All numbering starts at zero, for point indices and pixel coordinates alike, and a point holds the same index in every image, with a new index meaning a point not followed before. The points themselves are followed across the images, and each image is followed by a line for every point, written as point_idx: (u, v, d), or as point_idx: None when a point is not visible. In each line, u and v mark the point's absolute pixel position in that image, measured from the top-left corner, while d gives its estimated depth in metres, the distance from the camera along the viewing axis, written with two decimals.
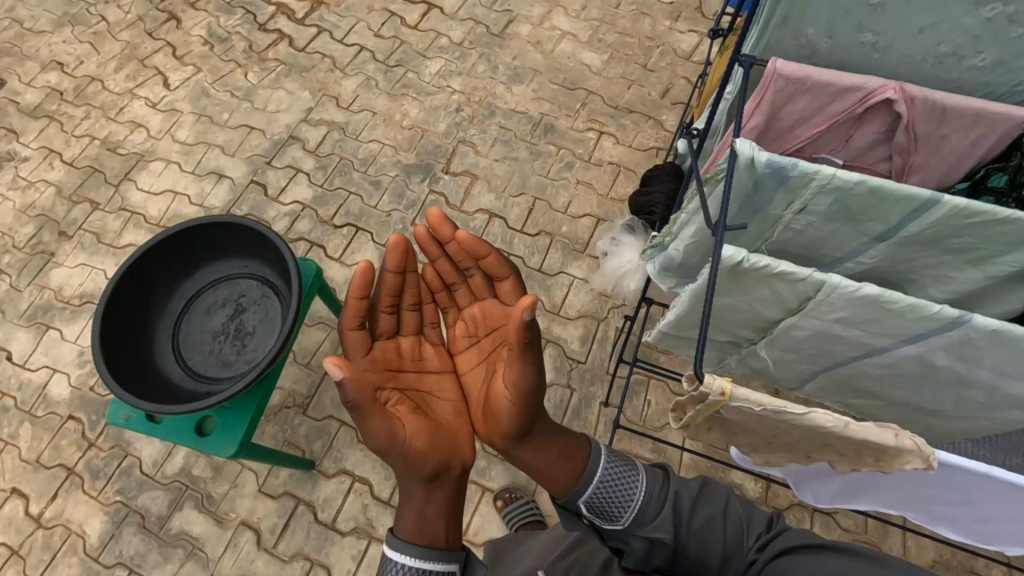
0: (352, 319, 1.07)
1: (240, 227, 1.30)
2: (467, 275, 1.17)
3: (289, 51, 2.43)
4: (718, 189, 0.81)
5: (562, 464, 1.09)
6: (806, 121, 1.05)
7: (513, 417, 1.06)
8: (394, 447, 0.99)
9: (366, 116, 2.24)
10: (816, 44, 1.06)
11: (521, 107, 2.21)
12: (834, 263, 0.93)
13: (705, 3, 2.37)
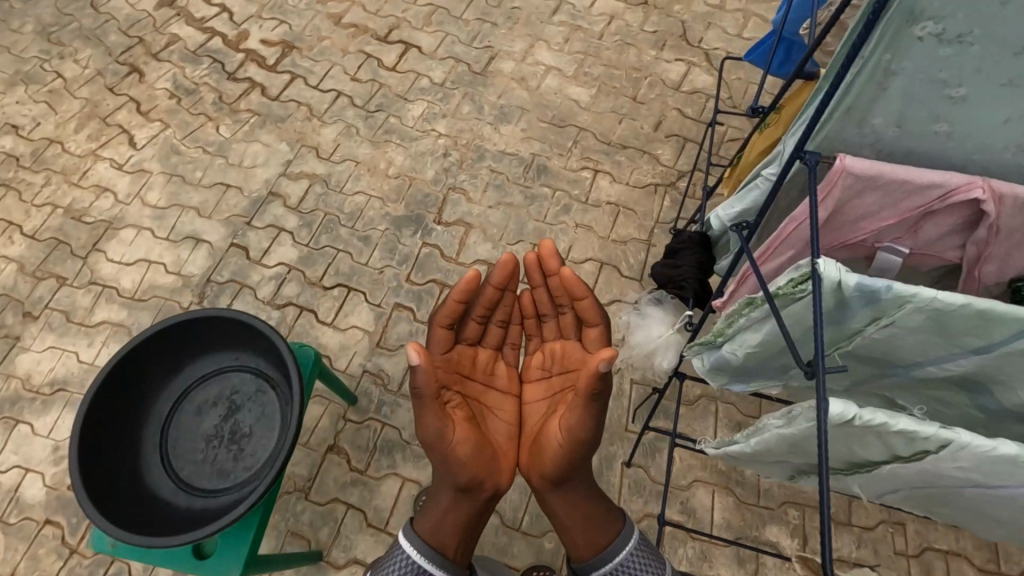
0: (446, 319, 1.25)
1: (234, 318, 1.19)
2: (559, 311, 1.31)
3: (262, 100, 2.32)
4: (801, 310, 0.67)
5: (587, 526, 1.16)
6: (868, 215, 0.88)
7: (557, 462, 1.16)
8: (444, 450, 1.14)
9: (349, 166, 2.14)
10: (881, 134, 0.88)
11: (510, 148, 2.13)
12: (911, 365, 0.74)
13: (689, 30, 2.32)
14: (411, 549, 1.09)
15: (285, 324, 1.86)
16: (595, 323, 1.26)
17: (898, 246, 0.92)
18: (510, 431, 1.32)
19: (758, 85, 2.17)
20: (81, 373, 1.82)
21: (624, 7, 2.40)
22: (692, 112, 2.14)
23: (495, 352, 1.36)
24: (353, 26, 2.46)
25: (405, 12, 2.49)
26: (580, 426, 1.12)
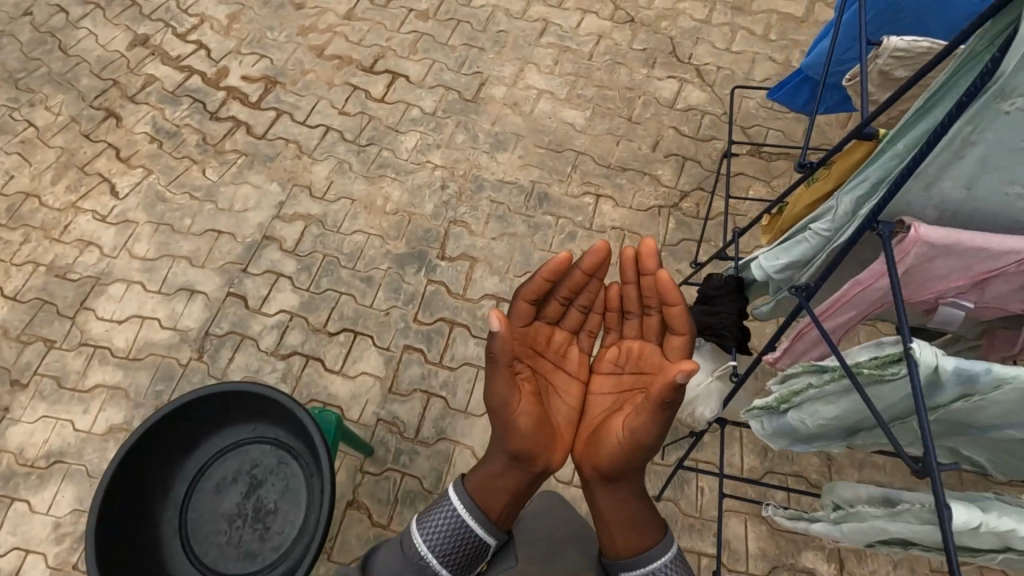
0: (531, 292, 1.17)
1: (255, 391, 1.13)
2: (647, 310, 1.17)
3: (248, 139, 2.25)
4: (886, 385, 0.62)
5: (632, 526, 1.09)
6: (925, 279, 0.67)
7: (616, 460, 1.09)
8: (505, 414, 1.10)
9: (345, 204, 2.09)
10: (951, 199, 0.67)
11: (509, 177, 2.10)
12: (990, 428, 0.66)
13: (678, 46, 2.32)
14: (460, 506, 1.09)
15: (292, 376, 1.80)
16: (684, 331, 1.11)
17: (961, 302, 0.70)
18: (569, 416, 1.23)
19: (751, 98, 2.17)
20: (78, 442, 1.73)
21: (611, 26, 2.39)
22: (688, 130, 2.14)
23: (571, 335, 1.26)
24: (336, 58, 2.41)
25: (389, 40, 2.44)
26: (646, 431, 1.03)
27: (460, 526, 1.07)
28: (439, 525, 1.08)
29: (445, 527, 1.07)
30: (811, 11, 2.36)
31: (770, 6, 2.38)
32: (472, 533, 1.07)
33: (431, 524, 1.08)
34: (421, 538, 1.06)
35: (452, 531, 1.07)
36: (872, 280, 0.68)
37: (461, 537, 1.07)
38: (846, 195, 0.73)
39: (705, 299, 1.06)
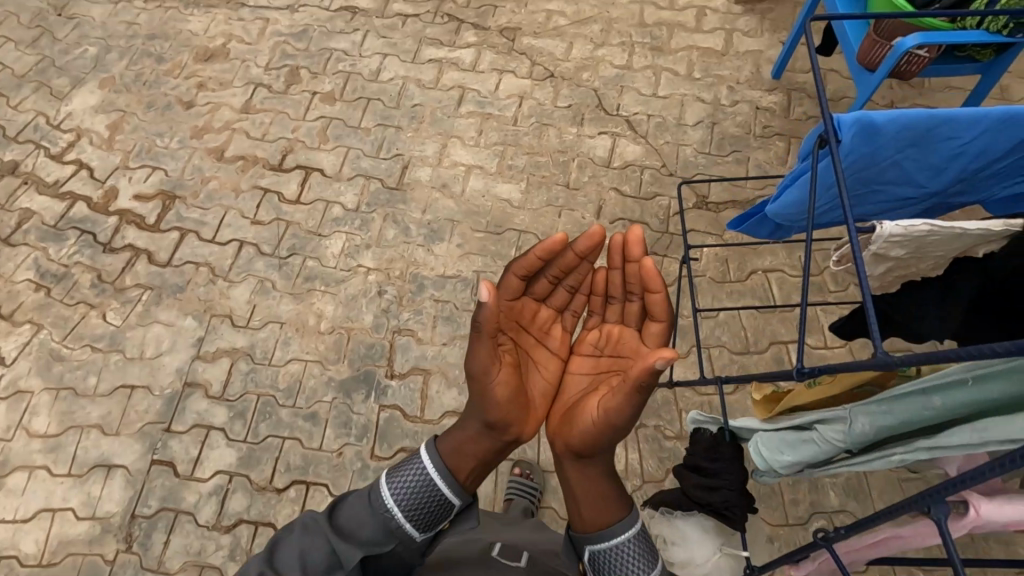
0: (523, 268, 1.11)
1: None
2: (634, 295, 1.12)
3: (151, 269, 2.00)
4: None
5: (599, 507, 1.03)
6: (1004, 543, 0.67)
7: (590, 438, 1.03)
8: (483, 380, 1.06)
9: (273, 329, 1.87)
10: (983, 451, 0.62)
11: (451, 270, 1.93)
12: None
13: (603, 97, 2.21)
14: (432, 463, 1.04)
15: (241, 550, 1.58)
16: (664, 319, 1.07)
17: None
18: (545, 392, 1.17)
19: (686, 145, 2.09)
20: None
21: (531, 85, 2.26)
22: (629, 188, 2.03)
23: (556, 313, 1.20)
24: (239, 159, 2.18)
25: (296, 131, 2.23)
26: (623, 412, 0.98)
27: (430, 481, 1.03)
28: (411, 479, 1.03)
29: (415, 482, 1.02)
30: (729, 43, 2.30)
31: (688, 43, 2.31)
32: (439, 490, 1.03)
33: (404, 477, 1.03)
34: (389, 490, 1.03)
35: (420, 485, 1.02)
36: (917, 536, 0.76)
37: (429, 495, 1.02)
38: (866, 419, 0.71)
39: (696, 468, 0.93)
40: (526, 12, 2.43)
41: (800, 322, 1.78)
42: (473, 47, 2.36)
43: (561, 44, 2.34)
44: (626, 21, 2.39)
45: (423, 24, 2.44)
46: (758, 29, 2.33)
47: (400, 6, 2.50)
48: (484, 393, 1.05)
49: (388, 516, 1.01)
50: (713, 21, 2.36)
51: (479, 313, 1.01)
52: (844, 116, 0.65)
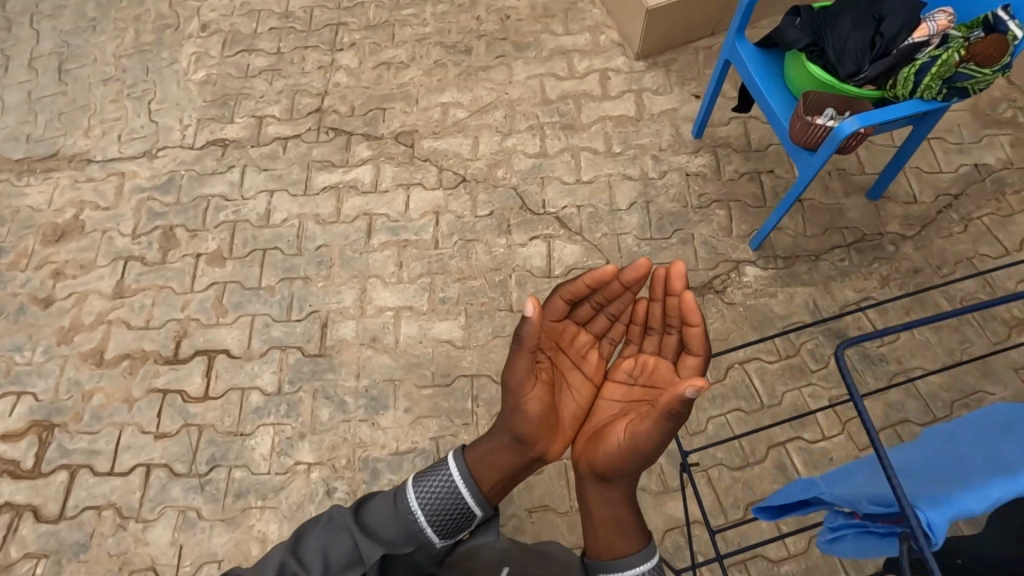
0: (568, 291, 1.20)
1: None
2: (672, 328, 1.20)
3: (40, 529, 1.63)
4: None
5: (615, 530, 1.10)
6: None
7: (613, 463, 1.10)
8: (518, 393, 1.15)
9: (211, 572, 1.56)
10: None
11: (404, 444, 1.68)
12: None
13: (525, 195, 2.01)
14: (457, 473, 1.18)
15: None
16: (700, 353, 1.14)
17: None
18: (577, 411, 1.24)
19: (625, 234, 1.93)
20: None
21: (444, 196, 2.03)
22: None
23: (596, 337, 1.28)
24: (124, 358, 1.84)
25: (186, 307, 1.91)
26: (646, 437, 1.05)
27: (451, 491, 1.16)
28: (435, 486, 1.17)
29: (440, 489, 1.16)
30: (640, 106, 2.16)
31: (599, 114, 2.15)
32: (462, 500, 1.16)
33: (429, 484, 1.17)
34: (415, 495, 1.16)
35: (445, 494, 1.16)
36: None
37: (452, 502, 1.16)
38: None
39: None
40: (419, 110, 2.20)
41: (791, 414, 1.65)
42: (369, 163, 2.11)
43: (466, 141, 2.13)
44: (529, 100, 2.20)
45: (307, 145, 2.16)
46: (666, 85, 2.19)
47: (276, 129, 2.21)
48: (516, 408, 1.15)
49: (412, 517, 1.14)
50: (618, 84, 2.21)
51: (520, 329, 1.11)
52: (933, 513, 0.66)
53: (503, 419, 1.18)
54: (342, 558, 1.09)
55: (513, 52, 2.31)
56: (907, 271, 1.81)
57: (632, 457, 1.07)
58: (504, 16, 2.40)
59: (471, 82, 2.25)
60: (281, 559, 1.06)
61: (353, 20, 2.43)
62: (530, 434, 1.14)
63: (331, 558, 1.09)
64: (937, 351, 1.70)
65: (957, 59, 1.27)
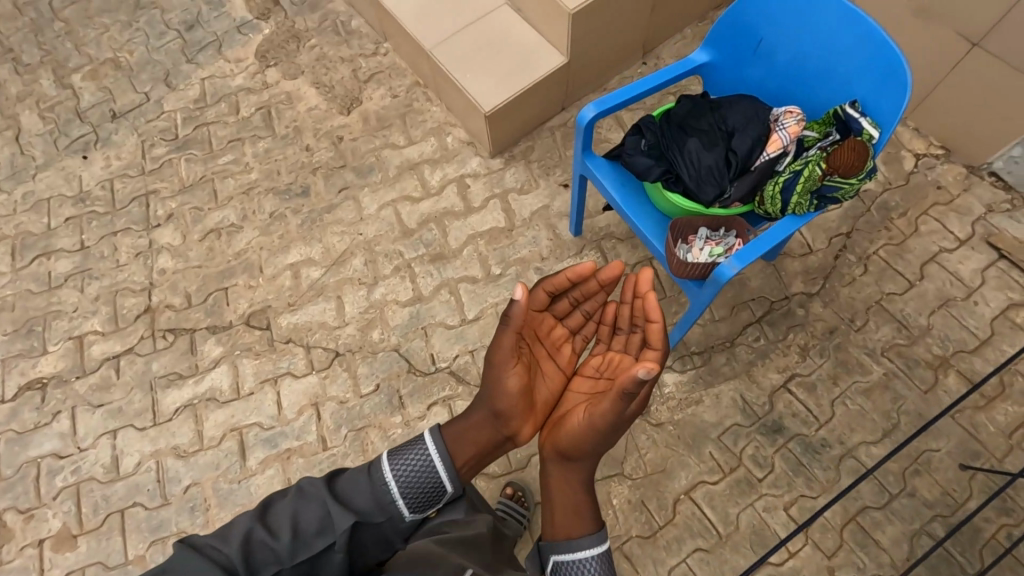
0: (553, 287, 1.27)
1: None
2: (638, 327, 1.28)
3: None
4: None
5: (571, 510, 1.13)
6: None
7: (576, 440, 1.15)
8: (501, 371, 1.19)
9: None
10: None
11: None
12: None
13: (410, 354, 1.77)
14: (434, 448, 1.16)
15: None
16: (660, 346, 1.21)
17: None
18: (549, 398, 1.29)
19: None
20: None
21: (319, 381, 1.76)
22: (497, 464, 1.65)
23: (569, 335, 1.36)
24: None
25: None
26: (605, 418, 1.10)
27: (427, 466, 1.14)
28: (416, 457, 1.15)
29: (416, 464, 1.13)
30: (508, 212, 1.96)
31: (466, 233, 1.93)
32: (436, 474, 1.14)
33: (408, 458, 1.14)
34: (392, 467, 1.12)
35: (420, 468, 1.13)
36: None
37: (426, 477, 1.13)
38: None
39: None
40: (265, 281, 1.90)
41: (752, 537, 1.52)
42: (222, 362, 1.80)
43: (328, 305, 1.85)
44: (387, 236, 1.95)
45: (143, 359, 1.83)
46: (529, 180, 2.00)
47: (102, 346, 1.86)
48: (497, 386, 1.18)
49: (384, 490, 1.11)
50: (479, 191, 2.00)
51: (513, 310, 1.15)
52: None
53: (483, 401, 1.22)
54: (308, 531, 1.04)
55: (357, 181, 2.05)
56: (823, 333, 1.71)
57: (593, 436, 1.13)
58: (335, 139, 2.12)
59: (317, 230, 1.97)
60: (250, 529, 1.02)
61: (164, 184, 2.09)
62: (508, 412, 1.19)
63: (299, 530, 1.04)
64: (875, 418, 1.61)
65: (820, 172, 1.13)
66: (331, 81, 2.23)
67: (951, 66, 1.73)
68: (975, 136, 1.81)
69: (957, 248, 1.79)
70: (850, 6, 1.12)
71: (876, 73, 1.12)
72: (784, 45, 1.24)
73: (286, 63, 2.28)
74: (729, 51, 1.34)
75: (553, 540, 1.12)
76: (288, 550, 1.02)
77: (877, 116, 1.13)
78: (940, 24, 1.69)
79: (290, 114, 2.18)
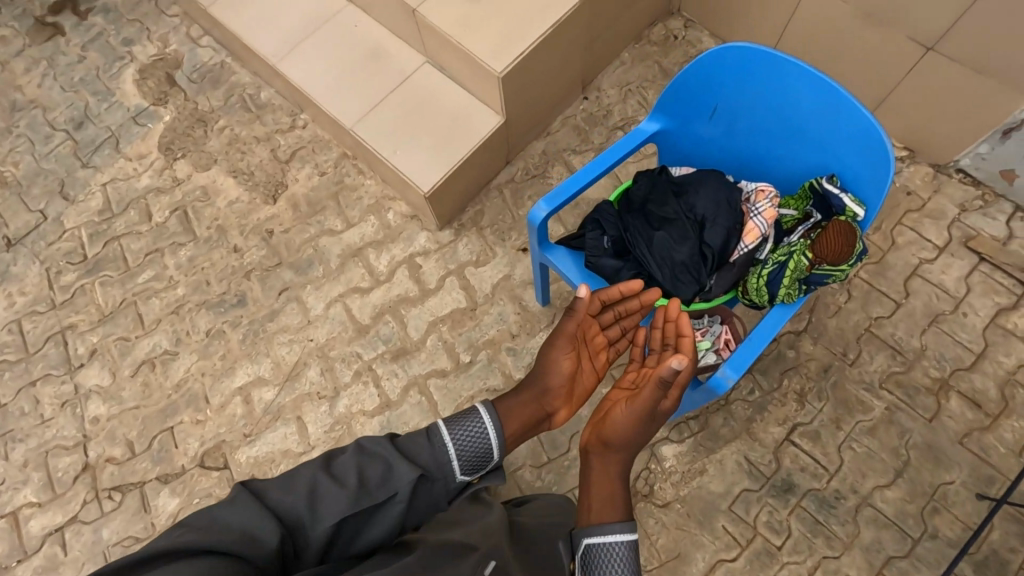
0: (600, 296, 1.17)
1: (228, 559, 0.75)
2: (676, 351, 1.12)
3: None
4: None
5: (609, 497, 0.98)
6: None
7: (623, 424, 1.02)
8: (556, 349, 1.12)
9: None
10: None
11: None
12: None
13: None
14: (489, 419, 1.06)
15: None
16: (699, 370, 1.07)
17: None
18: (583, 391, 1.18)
19: (520, 468, 1.60)
20: None
21: None
22: None
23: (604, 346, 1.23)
24: None
25: None
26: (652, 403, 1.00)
27: (481, 445, 1.05)
28: (477, 433, 1.04)
29: (474, 433, 1.04)
30: (468, 289, 1.80)
31: (426, 320, 1.78)
32: (490, 447, 1.05)
33: (470, 425, 1.04)
34: (453, 435, 1.03)
35: (476, 440, 1.03)
36: None
37: (479, 449, 1.04)
38: None
39: None
40: (214, 412, 1.72)
41: None
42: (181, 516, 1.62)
43: (289, 429, 1.68)
44: (340, 337, 1.77)
45: (91, 527, 1.63)
46: (484, 249, 1.84)
47: (41, 521, 1.65)
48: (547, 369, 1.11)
49: (442, 453, 1.02)
50: (432, 270, 1.83)
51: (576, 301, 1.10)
52: None
53: (534, 382, 1.13)
54: (374, 481, 0.95)
55: (297, 279, 1.86)
56: (818, 372, 1.63)
57: (637, 427, 1.02)
58: (265, 233, 1.92)
59: (262, 344, 1.78)
60: (311, 480, 0.92)
61: (80, 316, 1.86)
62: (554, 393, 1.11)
63: (362, 481, 0.94)
64: (884, 458, 1.54)
65: (807, 262, 1.02)
66: (250, 167, 2.01)
67: (907, 69, 1.63)
68: (939, 134, 1.72)
69: (937, 256, 1.72)
70: (809, 68, 0.99)
71: (853, 142, 0.99)
72: (743, 108, 1.11)
73: (195, 152, 2.05)
74: (683, 115, 1.20)
75: (585, 527, 0.94)
76: (354, 500, 0.92)
77: (859, 188, 1.01)
78: (890, 28, 1.57)
79: (210, 212, 1.96)
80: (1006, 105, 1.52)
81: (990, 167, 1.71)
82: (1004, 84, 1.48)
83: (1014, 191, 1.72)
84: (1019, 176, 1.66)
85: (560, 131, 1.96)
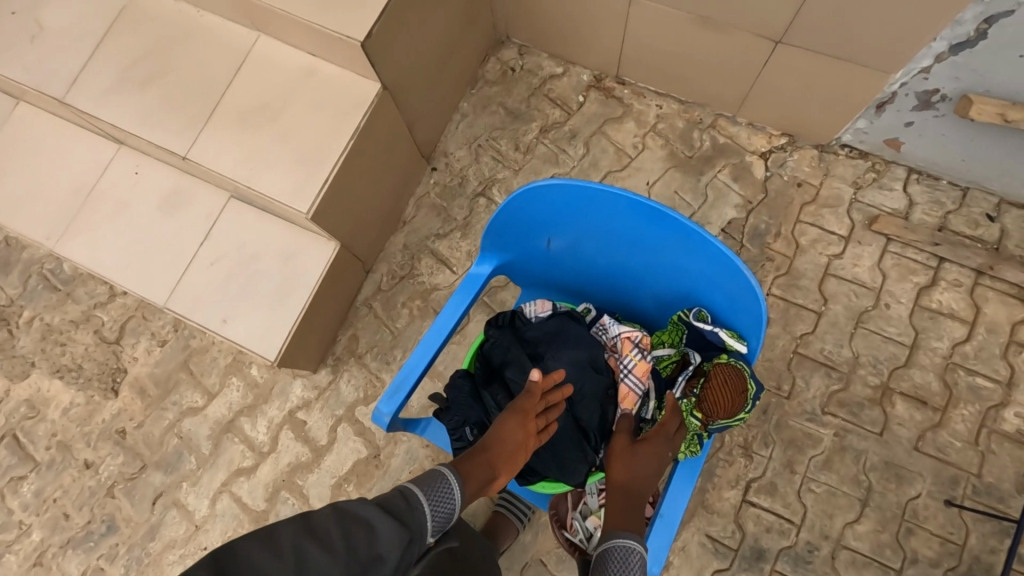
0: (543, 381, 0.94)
1: None
2: None
3: None
4: None
5: (626, 508, 0.83)
6: None
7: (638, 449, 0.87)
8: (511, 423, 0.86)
9: None
10: None
11: None
12: None
13: None
14: (457, 488, 0.77)
15: None
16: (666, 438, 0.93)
17: None
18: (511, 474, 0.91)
19: None
20: None
21: None
22: None
23: None
24: None
25: None
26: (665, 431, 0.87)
27: (447, 520, 0.76)
28: (449, 497, 0.76)
29: (441, 499, 0.75)
30: (365, 434, 1.57)
31: (329, 484, 1.55)
32: (451, 514, 0.76)
33: (446, 489, 0.76)
34: (427, 497, 0.74)
35: (443, 509, 0.75)
36: None
37: (446, 513, 0.75)
38: None
39: None
40: None
41: None
42: None
43: None
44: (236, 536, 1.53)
45: None
46: (370, 380, 1.61)
47: None
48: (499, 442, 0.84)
49: (416, 507, 0.72)
50: (319, 423, 1.59)
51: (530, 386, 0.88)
52: None
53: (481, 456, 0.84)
54: (361, 548, 0.63)
55: (168, 480, 1.59)
56: (757, 415, 1.49)
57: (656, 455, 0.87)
58: (116, 436, 1.63)
59: (150, 571, 1.53)
60: (288, 543, 0.60)
61: None
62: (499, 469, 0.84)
63: (348, 542, 0.62)
64: (847, 492, 1.43)
65: (699, 422, 0.87)
66: (75, 360, 1.69)
67: (761, 66, 1.44)
68: (812, 119, 1.55)
69: (845, 248, 1.58)
70: (638, 199, 0.78)
71: (709, 267, 0.80)
72: (580, 237, 0.90)
73: (5, 360, 1.71)
74: (518, 251, 0.99)
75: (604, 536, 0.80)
76: None
77: (731, 318, 0.84)
78: (731, 29, 1.38)
79: (44, 429, 1.65)
80: (873, 86, 1.36)
81: (873, 138, 1.56)
82: (866, 67, 1.31)
83: (903, 155, 1.57)
84: (905, 142, 1.51)
85: (416, 216, 1.72)
